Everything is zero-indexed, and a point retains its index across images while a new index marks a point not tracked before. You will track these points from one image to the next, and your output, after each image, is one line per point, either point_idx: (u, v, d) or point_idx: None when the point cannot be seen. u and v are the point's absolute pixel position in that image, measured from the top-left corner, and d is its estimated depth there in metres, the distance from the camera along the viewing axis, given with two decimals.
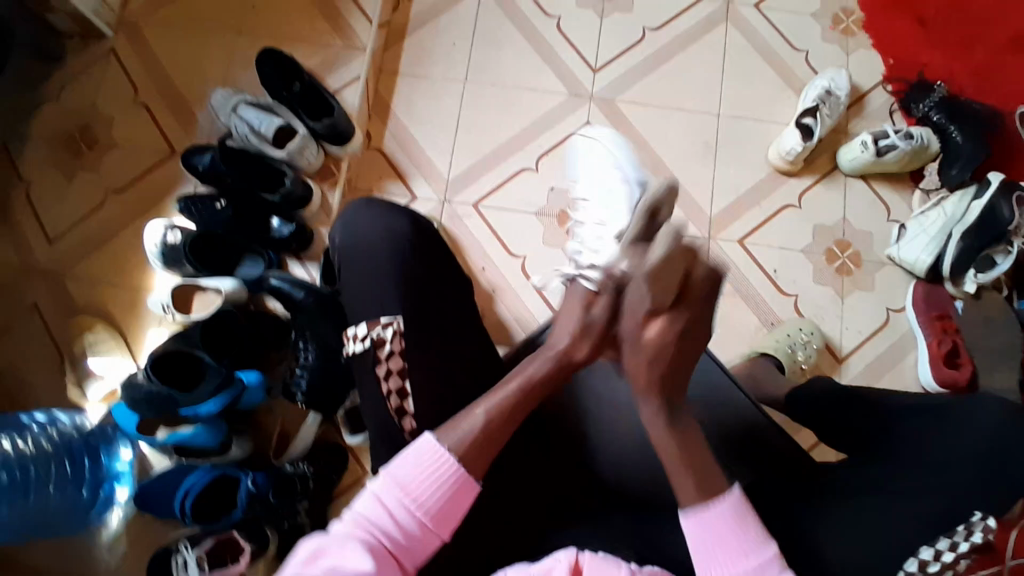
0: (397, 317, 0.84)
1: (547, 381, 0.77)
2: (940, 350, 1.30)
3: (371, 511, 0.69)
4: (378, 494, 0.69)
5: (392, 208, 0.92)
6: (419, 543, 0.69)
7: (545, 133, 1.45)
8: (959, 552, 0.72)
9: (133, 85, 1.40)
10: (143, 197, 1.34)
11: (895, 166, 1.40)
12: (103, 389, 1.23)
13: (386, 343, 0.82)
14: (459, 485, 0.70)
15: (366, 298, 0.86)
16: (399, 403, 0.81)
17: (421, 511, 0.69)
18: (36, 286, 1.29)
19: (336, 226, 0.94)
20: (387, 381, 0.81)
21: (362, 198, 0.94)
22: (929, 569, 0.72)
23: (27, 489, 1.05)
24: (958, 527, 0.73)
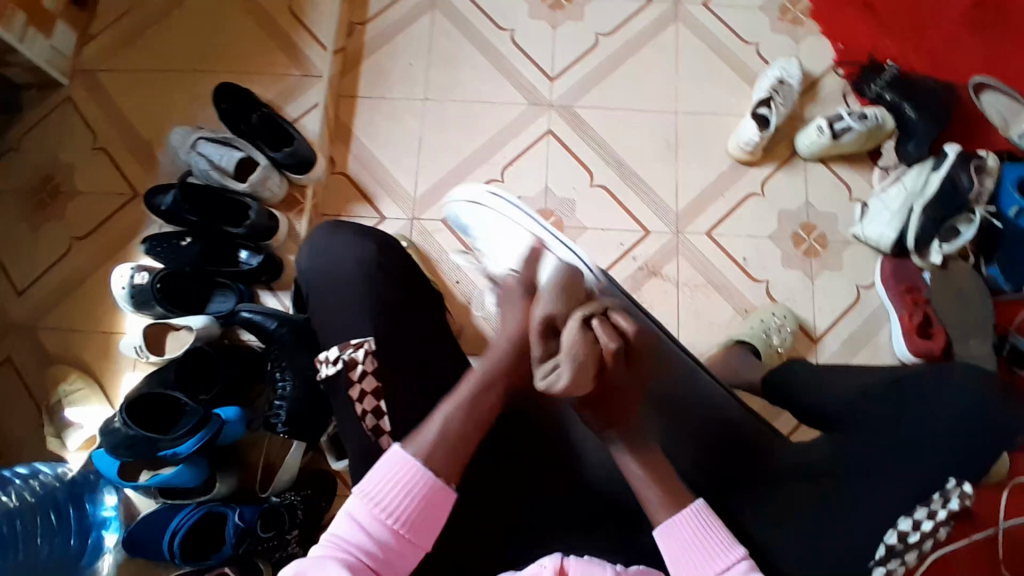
0: (368, 338, 0.84)
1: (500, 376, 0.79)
2: (912, 322, 1.33)
3: (347, 531, 0.69)
4: (354, 512, 0.70)
5: (361, 233, 0.95)
6: (397, 557, 0.69)
7: (508, 144, 1.47)
8: (937, 519, 0.74)
9: (92, 131, 1.41)
10: (109, 241, 1.34)
11: (853, 146, 1.43)
12: (81, 438, 1.20)
13: (358, 364, 0.83)
14: (433, 496, 0.71)
15: (339, 324, 0.87)
16: (375, 422, 0.80)
17: (396, 526, 0.69)
18: (9, 340, 1.29)
19: (303, 251, 0.97)
20: (361, 402, 0.81)
21: (327, 223, 0.97)
22: (910, 539, 0.73)
23: (16, 543, 1.01)
24: (935, 495, 0.75)
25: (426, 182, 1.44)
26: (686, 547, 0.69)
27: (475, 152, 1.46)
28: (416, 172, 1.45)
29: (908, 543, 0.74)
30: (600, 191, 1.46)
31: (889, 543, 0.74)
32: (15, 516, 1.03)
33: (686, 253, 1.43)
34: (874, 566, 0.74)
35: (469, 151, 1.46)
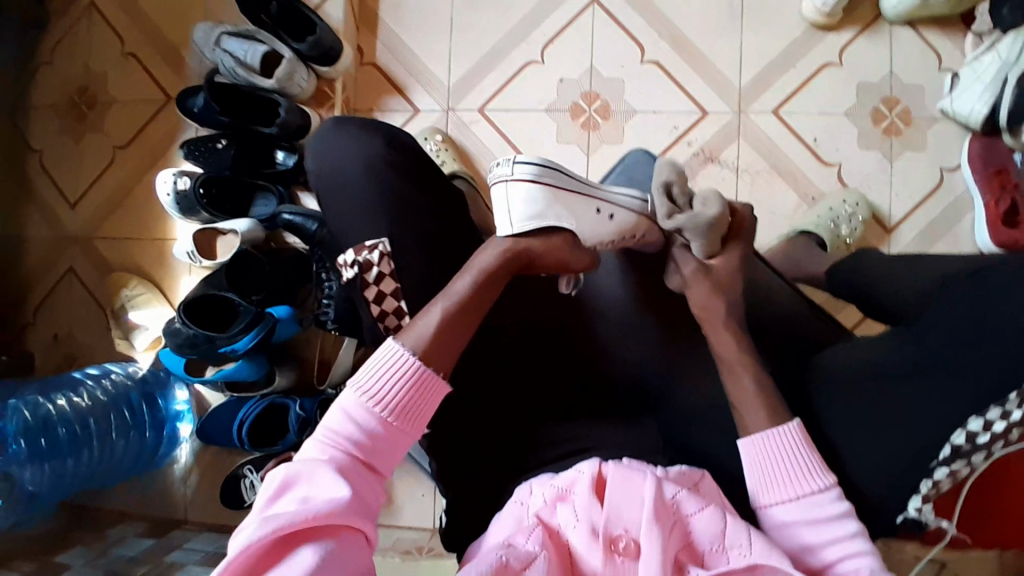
0: (382, 240, 0.79)
1: (480, 292, 0.74)
2: (999, 210, 1.19)
3: (340, 426, 0.68)
4: (348, 409, 0.68)
5: (364, 127, 0.84)
6: (391, 447, 0.69)
7: (547, 20, 1.34)
8: (1011, 420, 0.66)
9: (117, 34, 1.36)
10: (149, 149, 1.34)
11: (945, 8, 1.22)
12: (147, 339, 1.28)
13: (374, 266, 0.79)
14: (426, 386, 0.70)
15: (355, 232, 0.82)
16: (397, 322, 0.80)
17: (390, 417, 0.68)
18: (71, 251, 1.34)
19: (307, 156, 0.86)
20: (379, 304, 0.80)
21: (331, 118, 0.85)
22: (979, 440, 0.67)
23: (90, 441, 1.12)
24: (1010, 397, 0.65)
25: (460, 69, 1.35)
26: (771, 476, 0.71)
27: (513, 31, 1.34)
28: (448, 58, 1.35)
29: (976, 444, 0.68)
30: (651, 68, 1.32)
31: (955, 444, 0.68)
32: (87, 415, 1.13)
33: (748, 136, 1.31)
34: (937, 466, 0.70)
35: (504, 32, 1.34)
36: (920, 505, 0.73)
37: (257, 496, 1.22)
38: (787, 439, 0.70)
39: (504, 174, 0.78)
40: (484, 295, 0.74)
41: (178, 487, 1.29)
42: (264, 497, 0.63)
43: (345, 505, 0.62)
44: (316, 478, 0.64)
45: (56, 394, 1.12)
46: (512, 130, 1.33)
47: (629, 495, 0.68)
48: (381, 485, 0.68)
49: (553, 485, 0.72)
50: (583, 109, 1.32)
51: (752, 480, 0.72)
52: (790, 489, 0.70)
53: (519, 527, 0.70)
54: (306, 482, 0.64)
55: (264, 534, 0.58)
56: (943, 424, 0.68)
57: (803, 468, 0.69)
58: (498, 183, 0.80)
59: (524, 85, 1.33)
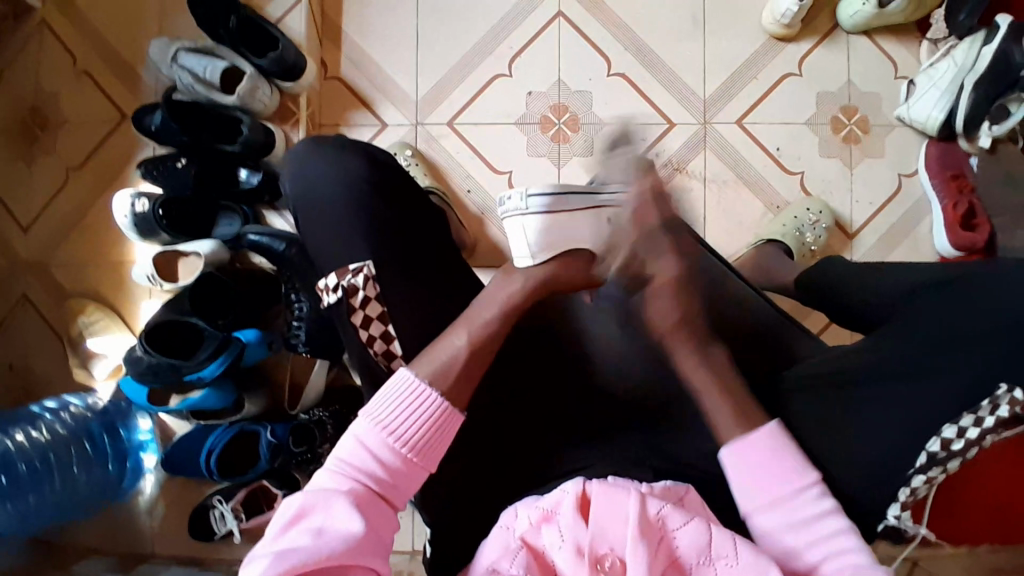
0: (367, 262, 0.77)
1: (500, 328, 0.73)
2: (957, 213, 1.23)
3: (353, 455, 0.66)
4: (363, 437, 0.67)
5: (340, 147, 0.82)
6: (405, 481, 0.67)
7: (513, 32, 1.34)
8: (983, 428, 0.67)
9: (69, 51, 1.31)
10: (105, 170, 1.29)
11: (899, 17, 1.26)
12: (108, 367, 1.22)
13: (359, 290, 0.76)
14: (442, 419, 0.69)
15: (326, 249, 0.79)
16: (385, 348, 0.76)
17: (405, 448, 0.67)
18: (23, 278, 1.28)
19: (284, 174, 0.86)
20: (366, 329, 0.76)
21: (309, 137, 0.84)
22: (953, 448, 0.68)
23: (51, 475, 1.07)
24: (983, 403, 0.67)
25: (427, 82, 1.34)
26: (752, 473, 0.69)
27: (481, 44, 1.34)
28: (416, 72, 1.34)
29: (951, 451, 0.68)
30: (617, 80, 1.33)
31: (931, 451, 0.68)
32: (48, 449, 1.08)
33: (714, 146, 1.33)
34: (914, 474, 0.70)
35: (470, 44, 1.34)
36: (899, 513, 0.72)
37: (229, 526, 1.17)
38: (763, 442, 0.70)
39: (517, 208, 0.75)
40: (503, 331, 0.74)
41: (143, 522, 1.23)
42: (277, 525, 0.61)
43: (362, 542, 0.61)
44: (332, 509, 0.62)
45: (14, 429, 1.08)
46: (482, 143, 1.32)
47: (613, 513, 0.67)
48: (396, 519, 0.66)
49: (537, 507, 0.69)
50: (552, 122, 1.32)
51: (735, 487, 0.69)
52: (773, 494, 0.68)
53: (505, 553, 0.68)
54: (321, 513, 0.62)
55: (280, 570, 0.57)
56: (926, 423, 0.69)
57: (783, 467, 0.68)
58: (511, 218, 0.76)
59: (492, 98, 1.33)
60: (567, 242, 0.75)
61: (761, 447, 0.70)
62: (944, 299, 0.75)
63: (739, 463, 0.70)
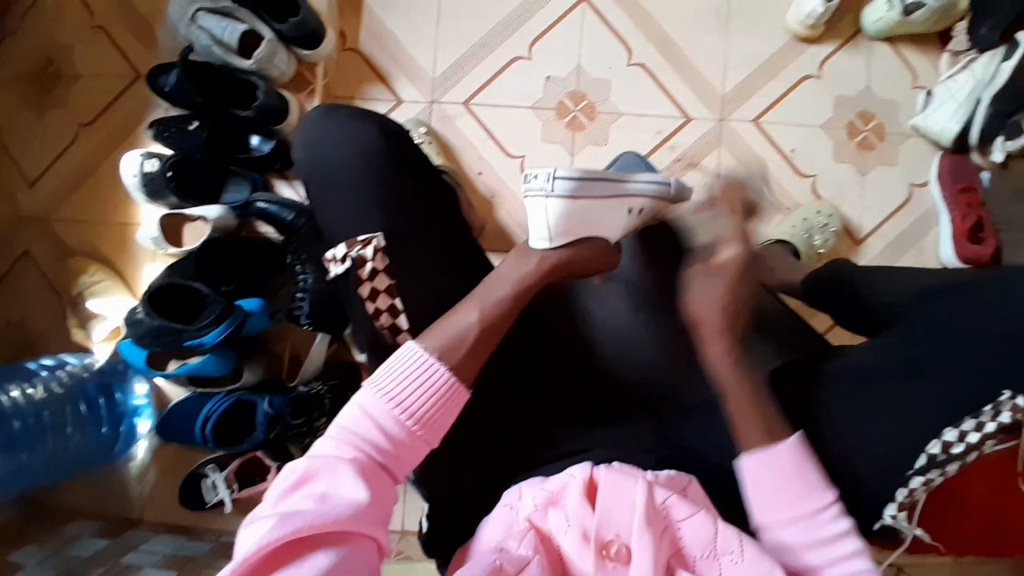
0: (377, 234, 0.76)
1: (512, 307, 0.72)
2: (964, 226, 1.23)
3: (358, 424, 0.65)
4: (369, 406, 0.66)
5: (361, 114, 0.81)
6: (409, 454, 0.66)
7: (535, 16, 1.33)
8: (984, 433, 0.68)
9: (84, 5, 1.28)
10: (114, 128, 1.27)
11: (922, 25, 1.26)
12: (106, 329, 1.20)
13: (368, 262, 0.75)
14: (450, 394, 0.67)
15: (344, 215, 0.78)
16: (392, 322, 0.75)
17: (411, 421, 0.66)
18: (25, 233, 1.26)
19: (299, 137, 0.83)
20: (373, 301, 0.75)
21: (323, 105, 0.82)
22: (952, 451, 0.69)
23: (45, 435, 1.07)
24: (986, 408, 0.67)
25: (446, 61, 1.32)
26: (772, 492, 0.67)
27: (503, 25, 1.33)
28: (435, 49, 1.33)
29: (951, 454, 0.69)
30: (637, 70, 1.32)
31: (931, 453, 0.69)
32: (42, 408, 1.07)
33: (729, 143, 1.32)
34: (914, 474, 0.70)
35: (491, 24, 1.33)
36: (895, 513, 0.72)
37: (221, 497, 1.16)
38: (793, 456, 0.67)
39: (542, 187, 0.76)
40: (516, 308, 0.72)
41: (133, 486, 1.22)
42: (280, 488, 0.61)
43: (363, 511, 0.60)
44: (335, 477, 0.61)
45: (10, 385, 1.06)
46: (497, 125, 1.31)
47: (621, 499, 0.66)
48: (397, 491, 0.65)
49: (544, 489, 0.69)
50: (568, 109, 1.31)
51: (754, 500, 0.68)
52: (790, 508, 0.67)
53: (508, 533, 0.67)
54: (324, 480, 0.61)
55: (280, 533, 0.56)
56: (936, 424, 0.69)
57: (808, 484, 0.67)
58: (533, 198, 0.77)
59: (510, 81, 1.32)
60: (582, 228, 0.77)
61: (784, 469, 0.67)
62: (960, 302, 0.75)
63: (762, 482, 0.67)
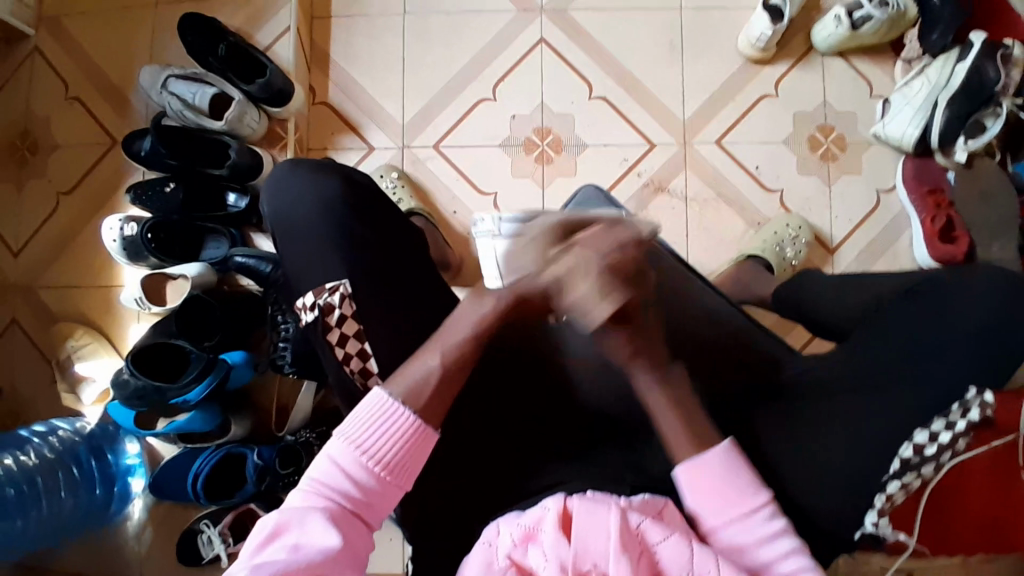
0: (343, 281, 0.78)
1: (472, 347, 0.72)
2: (934, 227, 1.25)
3: (327, 475, 0.66)
4: (337, 456, 0.66)
5: (319, 167, 0.84)
6: (380, 499, 0.67)
7: (497, 58, 1.37)
8: (955, 431, 0.70)
9: (62, 80, 1.34)
10: (94, 195, 1.31)
11: (873, 37, 1.30)
12: (96, 390, 1.22)
13: (335, 309, 0.77)
14: (417, 437, 0.68)
15: (306, 265, 0.80)
16: (362, 366, 0.76)
17: (379, 467, 0.67)
18: (13, 302, 1.29)
19: (263, 195, 0.86)
20: (342, 347, 0.77)
21: (286, 162, 0.85)
22: (926, 452, 0.70)
23: (39, 500, 1.07)
24: (954, 406, 0.70)
25: (413, 106, 1.37)
26: (705, 488, 0.68)
27: (465, 68, 1.37)
28: (401, 96, 1.37)
29: (925, 455, 0.70)
30: (599, 102, 1.36)
31: (904, 457, 0.70)
32: (34, 474, 1.07)
33: (694, 164, 1.35)
34: (890, 480, 0.70)
35: (456, 69, 1.37)
36: (877, 520, 0.71)
37: (217, 552, 1.16)
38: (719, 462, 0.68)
39: (490, 230, 0.87)
40: (477, 349, 0.73)
41: (128, 547, 1.23)
42: (253, 542, 0.61)
43: (338, 557, 0.61)
44: (308, 526, 0.62)
45: (3, 453, 1.07)
46: (468, 165, 1.35)
47: (596, 528, 0.65)
48: (372, 537, 0.66)
49: (519, 525, 0.68)
50: (536, 144, 1.35)
51: (690, 506, 0.68)
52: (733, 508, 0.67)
53: (488, 571, 0.66)
54: (296, 530, 0.62)
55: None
56: (901, 425, 0.70)
57: (738, 487, 0.67)
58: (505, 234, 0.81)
59: (476, 121, 1.36)
60: None
61: (714, 463, 0.68)
62: (913, 302, 0.76)
63: (694, 478, 0.68)
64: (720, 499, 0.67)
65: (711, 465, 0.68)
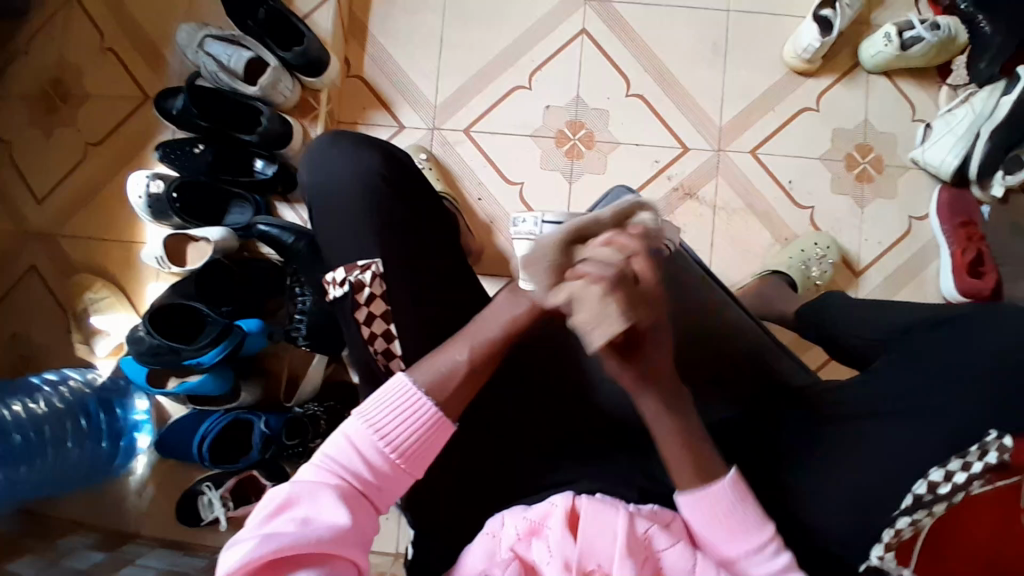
0: (376, 260, 0.77)
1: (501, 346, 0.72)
2: (964, 259, 1.23)
3: (341, 453, 0.65)
4: (355, 436, 0.66)
5: (361, 142, 0.83)
6: (391, 484, 0.66)
7: (536, 45, 1.35)
8: (971, 473, 0.66)
9: (98, 31, 1.33)
10: (122, 149, 1.31)
11: (921, 60, 1.27)
12: (109, 345, 1.24)
13: (365, 287, 0.76)
14: (434, 427, 0.68)
15: (336, 244, 0.80)
16: (386, 347, 0.76)
17: (394, 453, 0.66)
18: (33, 250, 1.29)
19: (301, 165, 0.85)
20: (369, 326, 0.76)
21: (327, 134, 0.84)
22: (940, 491, 0.66)
23: (45, 449, 1.08)
24: (972, 448, 0.66)
25: (447, 88, 1.35)
26: (710, 523, 0.66)
27: (503, 54, 1.35)
28: (436, 77, 1.35)
29: (938, 494, 0.66)
30: (636, 101, 1.34)
31: (916, 494, 0.66)
32: (42, 423, 1.08)
33: (726, 172, 1.33)
34: (898, 516, 0.67)
35: (493, 54, 1.35)
36: (882, 554, 0.68)
37: (215, 514, 1.18)
38: (724, 495, 0.66)
39: (528, 230, 0.85)
40: (506, 349, 0.73)
41: (131, 501, 1.24)
42: (261, 510, 0.61)
43: (344, 536, 0.61)
44: (317, 502, 0.62)
45: (12, 400, 1.08)
46: (496, 152, 1.33)
47: (603, 530, 0.64)
48: (377, 520, 0.66)
49: (525, 518, 0.67)
50: (567, 137, 1.33)
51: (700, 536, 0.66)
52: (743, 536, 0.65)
53: (489, 562, 0.65)
54: (306, 505, 0.62)
55: (264, 552, 0.57)
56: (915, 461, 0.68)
57: (744, 521, 0.65)
58: (521, 240, 0.86)
59: (510, 109, 1.34)
60: None
61: (722, 495, 0.66)
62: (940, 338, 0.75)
63: (701, 510, 0.66)
64: (728, 530, 0.65)
65: (717, 499, 0.65)
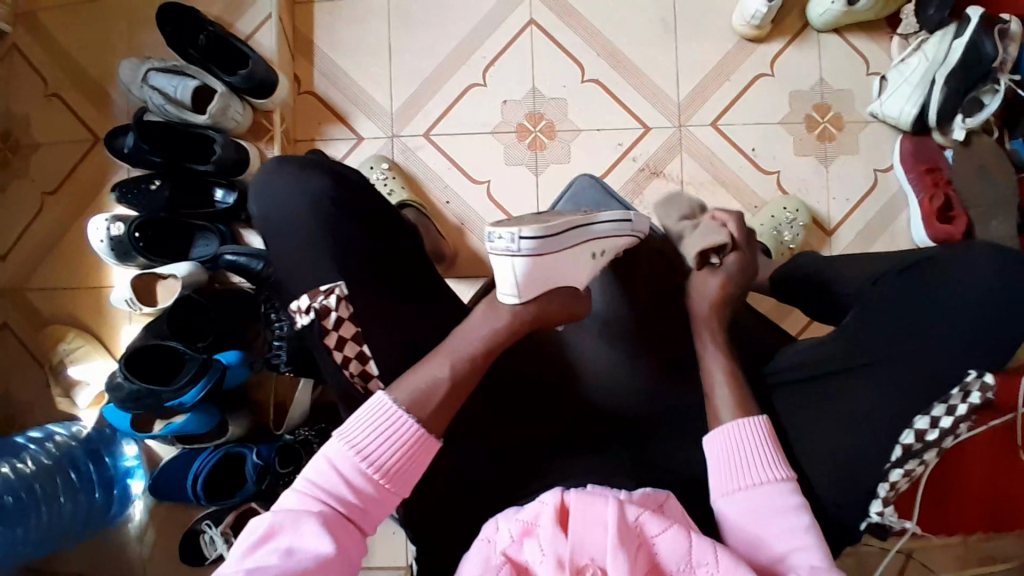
0: (339, 283, 0.76)
1: (477, 361, 0.72)
2: (932, 207, 1.24)
3: (324, 478, 0.65)
4: (336, 459, 0.65)
5: (309, 163, 0.80)
6: (377, 505, 0.65)
7: (486, 41, 1.34)
8: (956, 416, 0.67)
9: (41, 77, 1.30)
10: (79, 195, 1.28)
11: (869, 13, 1.27)
12: (89, 395, 1.21)
13: (331, 311, 0.76)
14: (417, 444, 0.67)
15: (298, 268, 0.78)
16: (361, 368, 0.77)
17: (377, 473, 0.65)
18: (2, 307, 1.27)
19: (251, 195, 0.82)
20: (340, 349, 0.76)
21: (273, 159, 0.82)
22: (928, 438, 0.68)
23: (37, 506, 1.06)
24: (953, 391, 0.68)
25: (402, 94, 1.34)
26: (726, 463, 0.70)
27: (454, 54, 1.34)
28: (389, 85, 1.34)
29: (927, 442, 0.68)
30: (592, 86, 1.33)
31: (905, 444, 0.67)
32: (32, 480, 1.07)
33: (689, 147, 1.33)
34: (891, 469, 0.68)
35: (443, 55, 1.34)
36: (881, 509, 0.68)
37: (219, 551, 1.16)
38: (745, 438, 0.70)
39: (506, 247, 0.74)
40: (485, 361, 0.72)
41: (133, 548, 1.23)
42: (245, 543, 0.60)
43: (328, 565, 0.60)
44: (300, 531, 0.61)
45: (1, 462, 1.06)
46: (458, 154, 1.32)
47: (593, 523, 0.64)
48: (366, 543, 0.65)
49: (517, 519, 0.66)
50: (528, 130, 1.32)
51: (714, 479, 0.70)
52: (742, 481, 0.68)
53: (486, 567, 0.65)
54: (289, 534, 0.61)
55: None
56: (901, 414, 0.69)
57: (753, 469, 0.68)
58: (499, 256, 0.75)
59: (466, 108, 1.33)
60: (548, 278, 0.76)
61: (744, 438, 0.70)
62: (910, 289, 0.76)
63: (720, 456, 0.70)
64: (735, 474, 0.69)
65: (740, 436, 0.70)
